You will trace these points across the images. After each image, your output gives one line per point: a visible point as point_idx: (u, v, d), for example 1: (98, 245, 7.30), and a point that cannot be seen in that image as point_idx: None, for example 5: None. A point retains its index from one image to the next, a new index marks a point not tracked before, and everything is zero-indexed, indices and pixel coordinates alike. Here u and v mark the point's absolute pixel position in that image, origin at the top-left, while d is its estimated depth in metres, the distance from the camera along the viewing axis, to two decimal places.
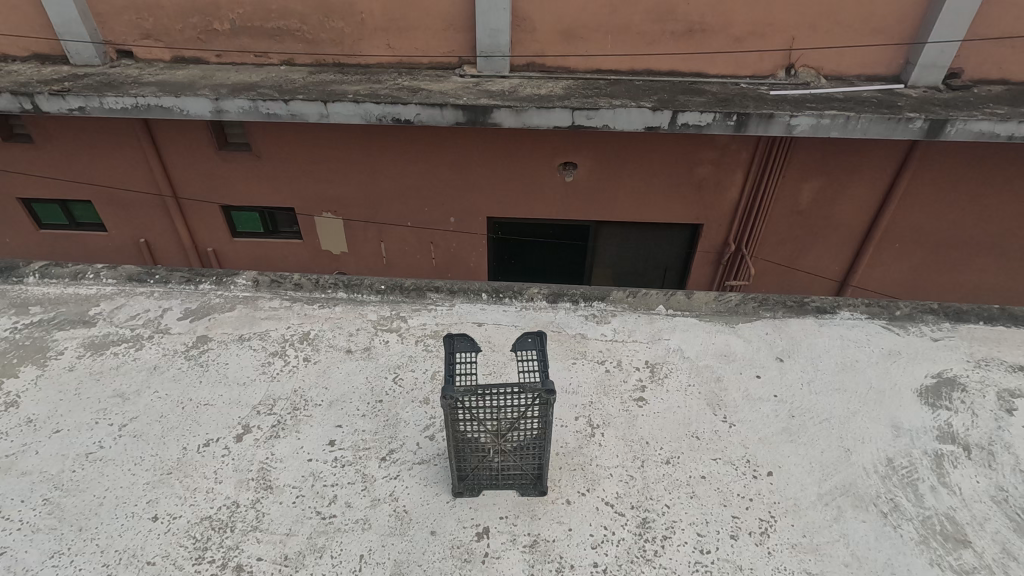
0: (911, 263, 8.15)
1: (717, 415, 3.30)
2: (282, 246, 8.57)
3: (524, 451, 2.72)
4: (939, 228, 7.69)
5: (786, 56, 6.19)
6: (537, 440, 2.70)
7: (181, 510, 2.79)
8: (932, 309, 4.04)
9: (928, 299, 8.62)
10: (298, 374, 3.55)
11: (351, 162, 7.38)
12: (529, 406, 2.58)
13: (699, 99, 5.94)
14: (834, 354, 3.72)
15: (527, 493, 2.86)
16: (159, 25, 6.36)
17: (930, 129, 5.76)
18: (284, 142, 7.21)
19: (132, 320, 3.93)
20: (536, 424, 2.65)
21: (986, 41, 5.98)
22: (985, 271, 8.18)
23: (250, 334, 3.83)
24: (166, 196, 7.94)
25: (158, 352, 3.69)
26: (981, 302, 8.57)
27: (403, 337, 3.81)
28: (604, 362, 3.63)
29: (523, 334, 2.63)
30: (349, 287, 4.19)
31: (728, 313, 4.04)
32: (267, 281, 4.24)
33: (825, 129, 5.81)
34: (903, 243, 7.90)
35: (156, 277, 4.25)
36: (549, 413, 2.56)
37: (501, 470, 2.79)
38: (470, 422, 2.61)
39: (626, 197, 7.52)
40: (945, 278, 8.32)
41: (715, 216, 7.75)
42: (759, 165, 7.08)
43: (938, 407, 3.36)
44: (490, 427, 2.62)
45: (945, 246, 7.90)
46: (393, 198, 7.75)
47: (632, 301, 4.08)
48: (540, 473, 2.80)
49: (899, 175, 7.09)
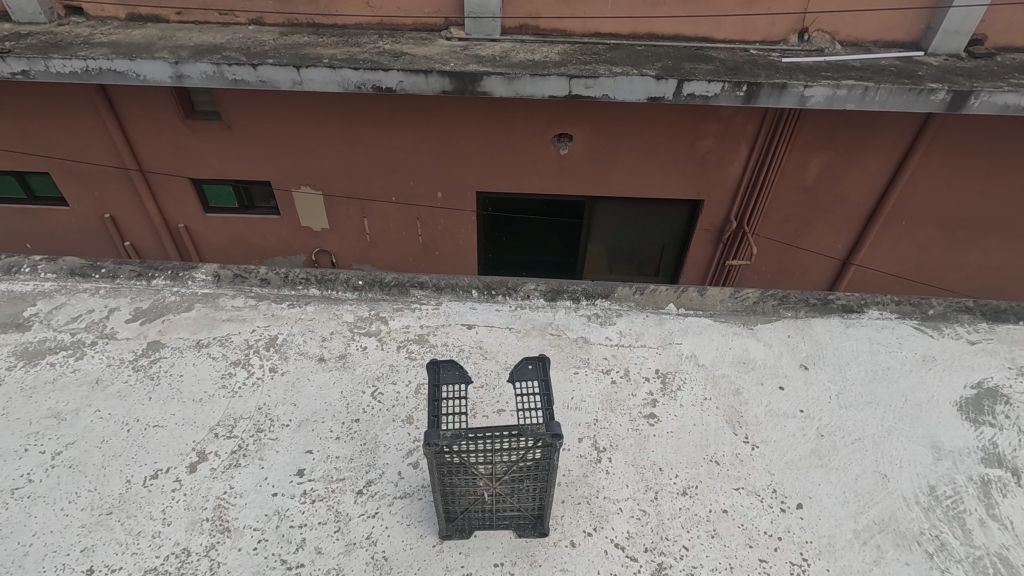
0: (917, 246, 7.83)
1: (737, 435, 2.94)
2: (259, 223, 7.99)
3: (522, 494, 2.35)
4: (948, 206, 7.31)
5: (801, 20, 5.66)
6: (537, 486, 2.33)
7: (121, 561, 2.39)
8: (968, 308, 3.66)
9: (931, 279, 8.30)
10: (262, 388, 3.11)
11: (326, 133, 6.78)
12: (528, 454, 2.19)
13: (707, 67, 5.40)
14: (863, 360, 3.36)
15: (525, 535, 2.49)
16: None
17: (953, 101, 5.28)
18: (252, 110, 6.58)
19: (74, 323, 3.45)
20: (536, 470, 2.25)
21: (1016, 6, 5.48)
22: (991, 253, 7.87)
23: (209, 341, 3.37)
24: (130, 170, 7.31)
25: (102, 363, 3.22)
26: (985, 283, 8.27)
27: (384, 343, 3.39)
28: (610, 372, 3.23)
29: (523, 360, 2.28)
30: (322, 282, 3.74)
31: (745, 312, 3.65)
32: (230, 276, 3.76)
33: (842, 101, 5.32)
34: (910, 223, 7.54)
35: (103, 271, 3.74)
36: (552, 462, 2.18)
37: (496, 511, 2.43)
38: (458, 468, 2.21)
39: (624, 171, 7.02)
40: (953, 260, 8.00)
41: (717, 193, 7.28)
42: (765, 138, 6.59)
43: (981, 423, 3.03)
44: (483, 472, 2.23)
45: (953, 226, 7.57)
46: (376, 173, 7.19)
47: (640, 299, 3.68)
48: (540, 512, 2.44)
49: (911, 149, 6.66)
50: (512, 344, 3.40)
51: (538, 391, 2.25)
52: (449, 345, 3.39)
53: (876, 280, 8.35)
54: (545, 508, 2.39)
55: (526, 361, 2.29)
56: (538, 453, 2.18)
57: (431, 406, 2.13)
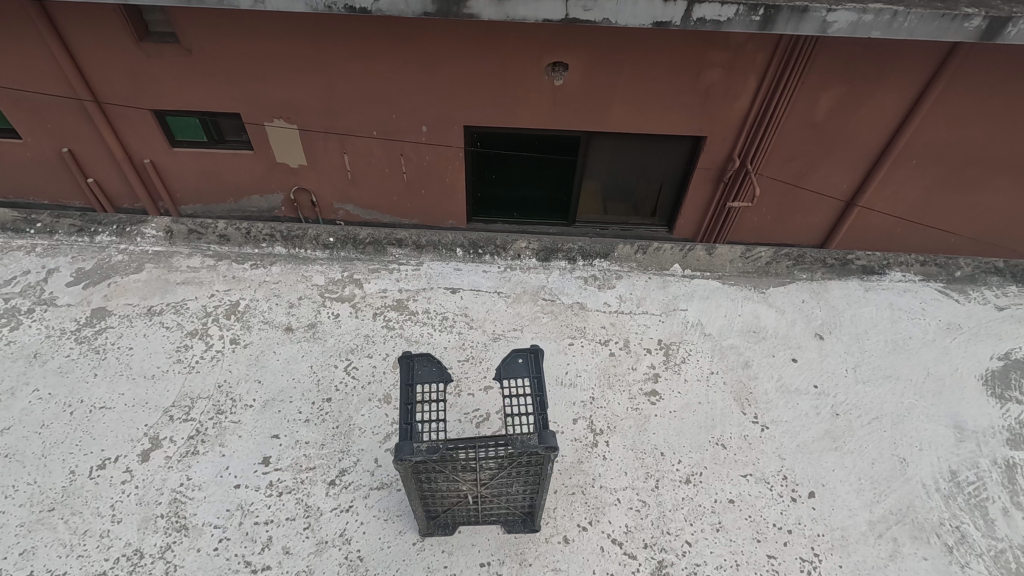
0: (926, 188, 7.41)
1: (746, 414, 2.70)
2: (229, 159, 7.30)
3: (510, 496, 2.11)
4: (962, 144, 6.84)
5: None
6: (526, 489, 2.09)
7: (64, 565, 2.15)
8: (998, 269, 3.36)
9: (935, 221, 7.95)
10: (223, 363, 2.80)
11: (291, 60, 6.09)
12: (516, 464, 1.93)
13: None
14: (883, 329, 3.08)
15: (514, 530, 2.27)
16: None
17: (988, 29, 4.71)
18: (207, 31, 5.86)
19: (7, 287, 3.06)
20: (526, 476, 2.00)
21: None
22: (1000, 194, 7.49)
23: (161, 307, 3.02)
24: (82, 100, 6.59)
25: (40, 334, 2.86)
26: (990, 225, 7.95)
27: (358, 311, 3.06)
28: (608, 343, 2.94)
29: (511, 355, 1.97)
30: (288, 239, 3.36)
31: (756, 274, 3.33)
32: (184, 231, 3.35)
33: (866, 28, 4.75)
34: (922, 164, 7.09)
35: (38, 225, 3.31)
36: (544, 472, 1.94)
37: (481, 509, 2.19)
38: (435, 475, 1.95)
39: (621, 106, 6.45)
40: (961, 202, 7.63)
41: (721, 129, 6.72)
42: (774, 68, 5.99)
43: (1007, 400, 2.80)
44: (466, 478, 1.98)
45: (966, 167, 7.13)
46: (352, 106, 6.53)
47: (642, 259, 3.35)
48: (530, 508, 2.21)
49: (933, 82, 6.10)
50: (500, 311, 3.09)
51: (528, 389, 1.96)
52: (430, 313, 3.06)
53: (880, 224, 7.99)
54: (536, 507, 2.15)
55: (514, 354, 2.00)
56: (528, 460, 1.91)
57: (403, 406, 1.88)
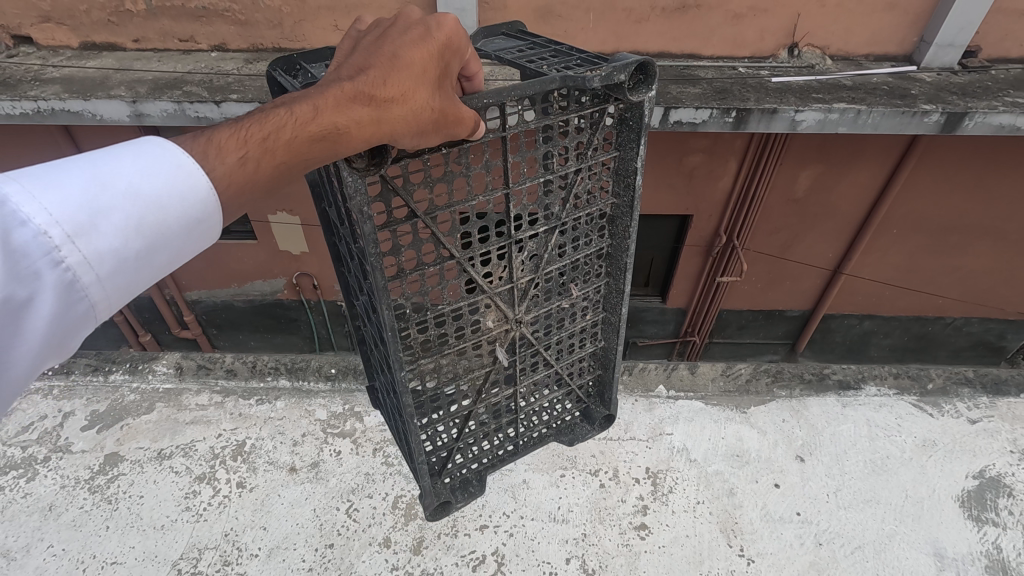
0: (933, 263, 6.55)
1: (732, 547, 2.81)
2: (243, 251, 6.69)
3: (587, 276, 2.39)
4: (976, 220, 6.04)
5: (791, 34, 4.76)
6: (602, 265, 2.38)
7: None
8: (967, 380, 3.56)
9: (946, 313, 7.17)
10: (229, 509, 2.93)
11: None
12: (591, 229, 2.23)
13: (694, 90, 4.49)
14: (861, 448, 3.21)
15: (597, 428, 2.87)
16: (58, 6, 4.59)
17: (947, 123, 4.40)
18: None
19: (24, 434, 3.26)
20: (605, 248, 2.32)
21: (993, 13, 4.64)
22: (1002, 290, 6.89)
23: (171, 450, 3.17)
24: None
25: (55, 485, 3.03)
26: (989, 318, 7.26)
27: (358, 447, 3.17)
28: (598, 473, 3.08)
29: (492, 35, 2.16)
30: (292, 372, 3.53)
31: (738, 393, 3.49)
32: (193, 367, 3.56)
33: (834, 125, 4.42)
34: (899, 238, 6.23)
35: (56, 366, 3.58)
36: (622, 238, 2.24)
37: (549, 325, 2.45)
38: (449, 332, 2.10)
39: None
40: (976, 286, 6.82)
41: (708, 227, 6.13)
42: (751, 164, 5.42)
43: (983, 522, 2.93)
44: (529, 267, 2.15)
45: (968, 244, 6.32)
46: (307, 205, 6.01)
47: (628, 380, 3.54)
48: (600, 379, 2.80)
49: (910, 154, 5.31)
50: None
51: (523, 43, 2.09)
52: None
53: (916, 300, 7.02)
54: (608, 351, 2.65)
55: (491, 35, 2.16)
56: (620, 206, 2.17)
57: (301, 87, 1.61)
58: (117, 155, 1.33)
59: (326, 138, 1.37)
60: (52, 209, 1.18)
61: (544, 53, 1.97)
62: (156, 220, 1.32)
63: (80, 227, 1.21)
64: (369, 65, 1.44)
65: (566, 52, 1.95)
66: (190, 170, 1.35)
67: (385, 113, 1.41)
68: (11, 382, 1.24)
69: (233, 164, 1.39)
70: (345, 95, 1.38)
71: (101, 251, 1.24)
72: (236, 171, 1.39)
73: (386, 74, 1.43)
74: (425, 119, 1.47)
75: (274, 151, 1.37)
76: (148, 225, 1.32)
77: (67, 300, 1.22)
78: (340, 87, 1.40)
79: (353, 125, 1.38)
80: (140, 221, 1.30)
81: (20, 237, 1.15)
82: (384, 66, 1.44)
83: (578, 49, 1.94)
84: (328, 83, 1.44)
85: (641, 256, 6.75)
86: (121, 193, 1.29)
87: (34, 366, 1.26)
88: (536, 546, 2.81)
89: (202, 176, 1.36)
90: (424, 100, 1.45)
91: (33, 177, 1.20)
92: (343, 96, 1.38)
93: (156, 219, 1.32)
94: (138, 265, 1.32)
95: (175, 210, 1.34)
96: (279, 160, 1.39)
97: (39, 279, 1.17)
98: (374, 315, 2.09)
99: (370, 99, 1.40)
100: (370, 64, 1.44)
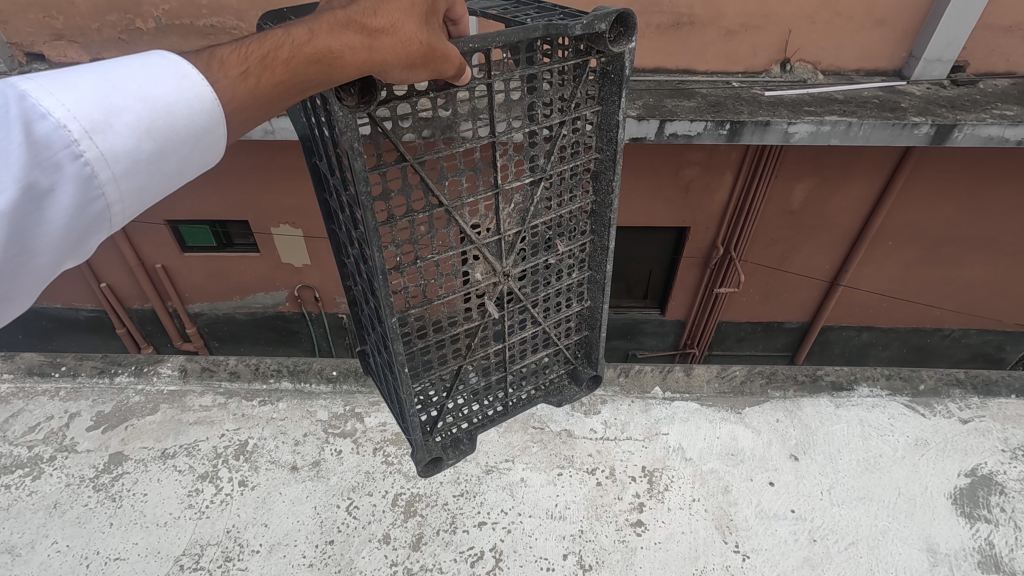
0: (929, 273, 6.61)
1: (727, 543, 2.85)
2: (246, 262, 6.78)
3: (574, 232, 2.52)
4: (972, 230, 6.12)
5: (782, 49, 4.90)
6: (589, 222, 2.52)
7: None
8: (958, 381, 3.62)
9: (944, 323, 7.21)
10: (231, 507, 2.97)
11: (264, 180, 5.85)
12: (576, 182, 2.38)
13: (688, 104, 4.61)
14: (854, 447, 3.26)
15: (586, 388, 2.97)
16: (72, 25, 4.77)
17: (936, 136, 4.52)
18: (211, 172, 5.77)
19: (31, 434, 3.32)
20: (591, 205, 2.46)
21: (978, 29, 4.78)
22: (997, 300, 6.95)
23: (174, 450, 3.22)
24: (169, 246, 6.53)
25: (60, 483, 3.09)
26: (987, 328, 7.30)
27: (359, 446, 3.22)
28: (595, 472, 3.12)
29: None
30: (294, 374, 3.58)
31: (732, 394, 3.53)
32: (197, 369, 3.62)
33: (825, 138, 4.54)
34: (895, 249, 6.31)
35: (63, 369, 3.64)
36: (610, 196, 2.38)
37: (537, 280, 2.57)
38: (434, 280, 2.22)
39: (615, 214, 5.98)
40: (971, 297, 6.89)
41: (706, 237, 6.21)
42: (748, 173, 5.50)
43: (976, 519, 2.97)
44: (516, 214, 2.30)
45: (964, 255, 6.40)
46: (308, 216, 6.14)
47: (625, 381, 3.58)
48: (587, 342, 2.93)
49: (904, 163, 5.40)
50: (494, 440, 3.24)
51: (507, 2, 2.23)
52: None
53: (914, 311, 7.07)
54: (594, 310, 2.77)
55: None
56: (604, 159, 2.31)
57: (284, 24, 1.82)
58: (126, 65, 1.45)
59: (321, 62, 1.49)
60: (67, 107, 1.29)
61: (528, 11, 2.13)
62: (167, 123, 1.45)
63: (96, 124, 1.34)
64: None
65: (549, 11, 2.12)
66: (196, 81, 1.48)
67: (375, 44, 1.53)
68: (42, 269, 1.39)
69: (235, 77, 1.53)
70: (336, 25, 1.52)
71: (117, 149, 1.37)
72: (238, 84, 1.53)
73: (376, 6, 1.55)
74: (414, 51, 1.56)
75: (271, 68, 1.50)
76: (159, 129, 1.44)
77: (86, 194, 1.36)
78: (332, 18, 1.53)
79: (344, 53, 1.50)
80: (150, 124, 1.43)
81: (44, 132, 1.28)
82: None
83: (561, 9, 2.11)
84: (324, 11, 1.57)
85: (639, 267, 6.83)
86: (135, 98, 1.41)
87: (62, 255, 1.41)
88: (533, 541, 2.85)
89: (208, 88, 1.49)
90: (412, 37, 1.55)
91: (52, 80, 1.32)
92: (334, 25, 1.52)
93: (166, 123, 1.45)
94: (150, 168, 1.45)
95: (183, 117, 1.46)
96: (277, 77, 1.51)
97: (60, 170, 1.31)
98: (365, 266, 2.17)
99: (360, 29, 1.52)
100: None
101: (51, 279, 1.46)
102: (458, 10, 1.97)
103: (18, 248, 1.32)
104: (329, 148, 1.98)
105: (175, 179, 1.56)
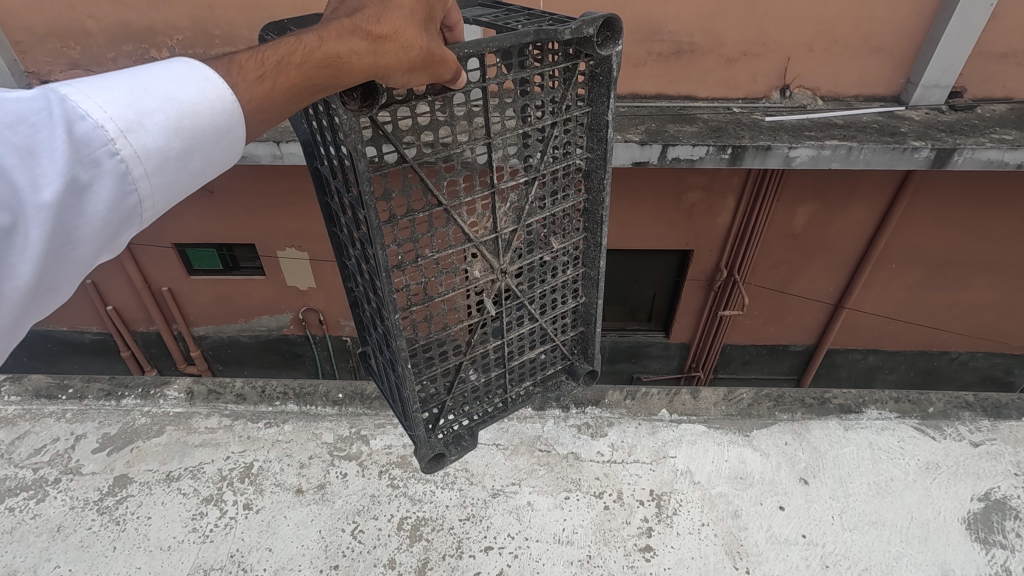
0: (933, 293, 6.59)
1: (738, 569, 2.81)
2: (251, 285, 6.82)
3: (567, 231, 2.55)
4: (973, 252, 6.13)
5: (782, 76, 4.99)
6: (583, 220, 2.55)
7: None
8: (968, 404, 3.59)
9: (949, 345, 7.16)
10: (235, 531, 2.95)
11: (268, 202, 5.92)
12: (568, 182, 2.42)
13: (689, 128, 4.69)
14: (865, 471, 3.22)
15: (582, 381, 2.97)
16: (89, 55, 4.92)
17: (937, 159, 4.57)
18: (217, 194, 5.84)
19: (36, 456, 3.32)
20: (583, 204, 2.50)
21: (973, 55, 4.88)
22: (1002, 322, 6.90)
23: (179, 472, 3.21)
24: (175, 268, 6.58)
25: (64, 506, 3.07)
26: (993, 351, 7.23)
27: (365, 469, 3.20)
28: (602, 495, 3.08)
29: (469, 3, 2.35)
30: (301, 397, 3.57)
31: (740, 417, 3.50)
32: (203, 392, 3.62)
33: (826, 162, 4.60)
34: (898, 271, 6.32)
35: (70, 391, 3.65)
36: (601, 194, 2.42)
37: (533, 278, 2.59)
38: (435, 278, 2.23)
39: (618, 235, 6.00)
40: (975, 318, 6.85)
41: (710, 259, 6.23)
42: (751, 193, 5.53)
43: (991, 544, 2.92)
44: (512, 212, 2.34)
45: (966, 277, 6.40)
46: (314, 239, 6.21)
47: (631, 404, 3.55)
48: (581, 339, 2.93)
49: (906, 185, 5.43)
50: (499, 463, 3.22)
51: (497, 10, 2.29)
52: None
53: (920, 333, 7.02)
54: (590, 305, 2.77)
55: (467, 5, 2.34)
56: (595, 161, 2.35)
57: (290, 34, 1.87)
58: (153, 70, 1.50)
59: (330, 65, 1.54)
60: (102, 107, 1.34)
61: (516, 16, 2.20)
62: (194, 122, 1.49)
63: (130, 123, 1.38)
64: (364, 7, 1.62)
65: (537, 17, 2.18)
66: (217, 83, 1.53)
67: (378, 49, 1.58)
68: (81, 261, 1.44)
69: (252, 82, 1.57)
70: (343, 30, 1.56)
71: (149, 147, 1.41)
72: (255, 88, 1.57)
73: (379, 14, 1.61)
74: (414, 56, 1.62)
75: (284, 71, 1.54)
76: (186, 129, 1.48)
77: (121, 189, 1.40)
78: (339, 22, 1.57)
79: (351, 56, 1.55)
80: (178, 123, 1.47)
81: (83, 132, 1.33)
82: (377, 7, 1.62)
83: (548, 15, 2.18)
84: (330, 18, 1.61)
85: (642, 289, 6.84)
86: (162, 99, 1.45)
87: (99, 248, 1.46)
88: (540, 567, 2.80)
89: (229, 90, 1.54)
90: (414, 42, 1.61)
91: (88, 83, 1.38)
92: (339, 30, 1.56)
93: (192, 123, 1.49)
94: (177, 165, 1.49)
95: (207, 117, 1.50)
96: (291, 80, 1.54)
97: (98, 166, 1.35)
98: (368, 266, 2.20)
99: (364, 34, 1.57)
100: (366, 6, 1.63)
101: (85, 273, 1.50)
102: (452, 18, 2.04)
103: (60, 240, 1.37)
104: (332, 152, 2.03)
105: (201, 177, 1.59)
